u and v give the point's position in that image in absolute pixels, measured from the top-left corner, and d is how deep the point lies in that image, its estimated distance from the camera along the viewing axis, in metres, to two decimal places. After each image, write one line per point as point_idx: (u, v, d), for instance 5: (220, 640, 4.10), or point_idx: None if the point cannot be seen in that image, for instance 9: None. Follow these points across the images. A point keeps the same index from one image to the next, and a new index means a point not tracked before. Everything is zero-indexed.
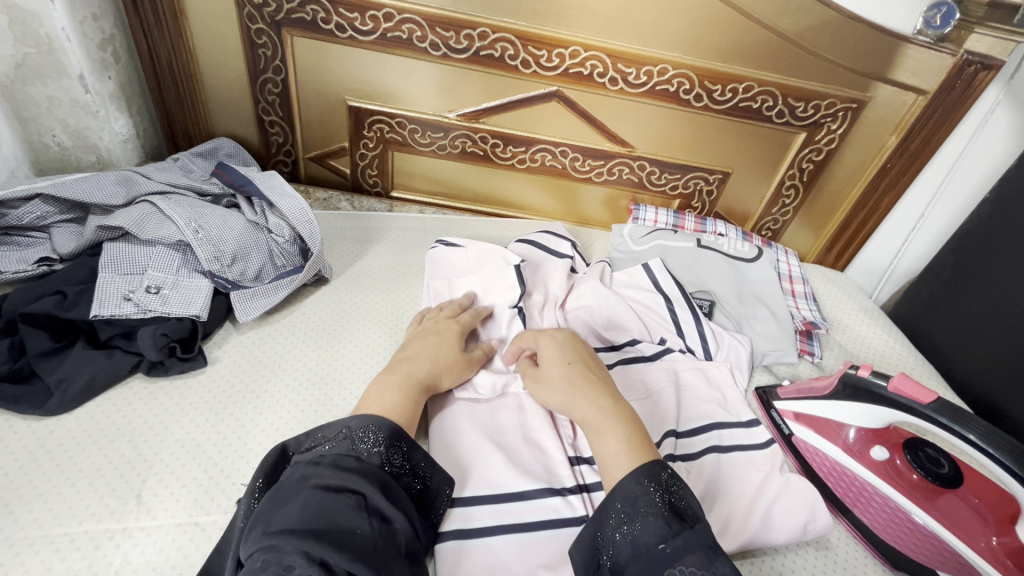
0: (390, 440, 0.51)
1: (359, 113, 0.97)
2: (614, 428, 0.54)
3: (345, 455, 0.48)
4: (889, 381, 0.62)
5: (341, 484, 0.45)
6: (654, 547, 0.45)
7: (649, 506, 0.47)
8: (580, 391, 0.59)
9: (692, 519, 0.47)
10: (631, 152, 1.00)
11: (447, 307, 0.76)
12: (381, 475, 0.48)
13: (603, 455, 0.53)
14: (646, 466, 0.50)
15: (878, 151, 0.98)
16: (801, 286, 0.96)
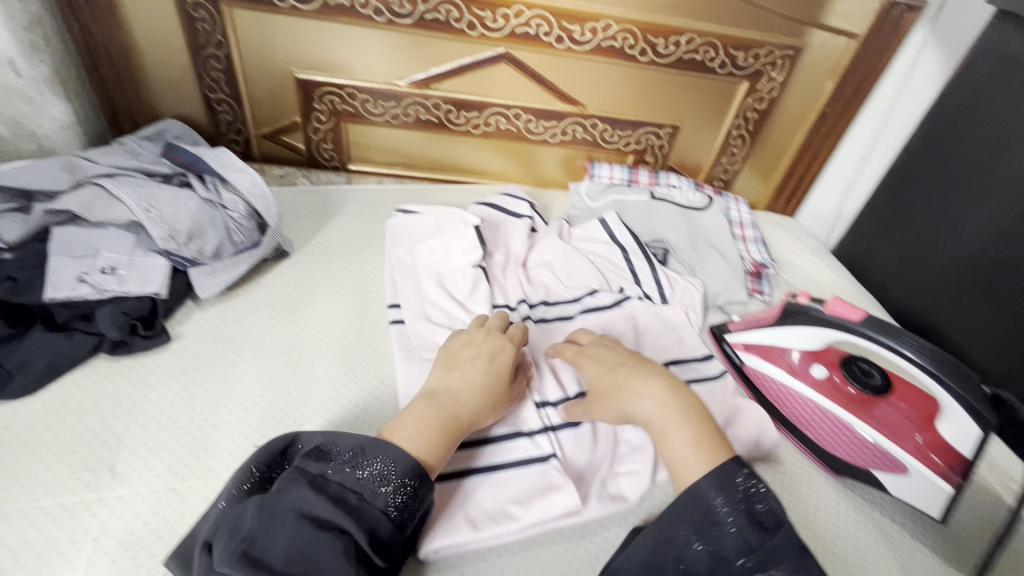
0: (404, 479, 0.49)
1: (308, 85, 0.96)
2: (683, 427, 0.53)
3: (349, 490, 0.47)
4: (825, 304, 0.67)
5: (339, 522, 0.45)
6: (735, 562, 0.44)
7: (720, 518, 0.46)
8: (637, 385, 0.58)
9: (775, 526, 0.45)
10: (582, 111, 1.02)
11: (494, 319, 0.68)
12: (380, 521, 0.47)
13: (673, 457, 0.52)
14: (716, 469, 0.49)
15: (816, 96, 1.03)
16: (752, 231, 1.01)
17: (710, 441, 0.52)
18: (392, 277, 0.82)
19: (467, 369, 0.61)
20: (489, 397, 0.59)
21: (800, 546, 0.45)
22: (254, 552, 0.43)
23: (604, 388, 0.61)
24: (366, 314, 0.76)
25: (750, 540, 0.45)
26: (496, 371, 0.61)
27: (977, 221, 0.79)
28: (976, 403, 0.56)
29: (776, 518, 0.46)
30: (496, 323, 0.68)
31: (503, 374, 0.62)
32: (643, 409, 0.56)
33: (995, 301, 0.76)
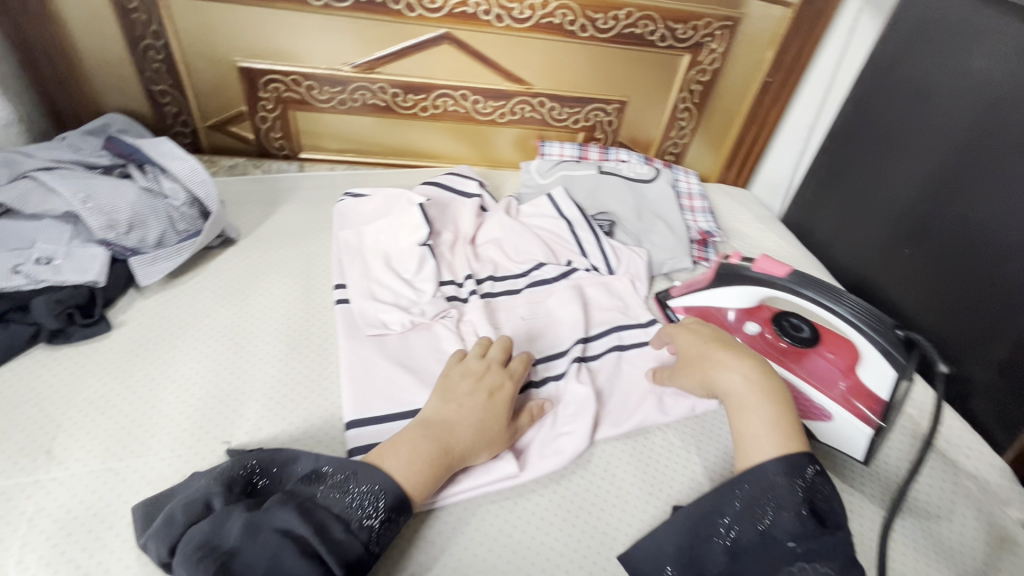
0: (389, 513, 0.49)
1: (251, 74, 0.96)
2: (762, 404, 0.52)
3: (336, 516, 0.48)
4: (754, 262, 0.70)
5: (320, 550, 0.45)
6: (783, 543, 0.45)
7: (784, 500, 0.46)
8: (727, 359, 0.57)
9: (833, 525, 0.45)
10: (529, 89, 1.03)
11: (495, 348, 0.65)
12: (358, 552, 0.47)
13: (745, 430, 0.51)
14: (786, 456, 0.48)
15: (758, 66, 1.05)
16: (700, 201, 1.03)
17: (790, 429, 0.51)
18: (340, 258, 0.82)
19: (464, 404, 0.58)
20: (487, 435, 0.58)
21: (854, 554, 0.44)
22: (231, 567, 0.43)
23: (694, 354, 0.60)
24: (312, 296, 0.77)
25: (788, 516, 0.46)
26: (494, 408, 0.59)
27: (903, 178, 0.81)
28: (887, 343, 0.59)
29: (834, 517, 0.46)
30: (499, 355, 0.64)
31: (501, 412, 0.60)
32: (726, 381, 0.55)
33: (923, 253, 0.78)
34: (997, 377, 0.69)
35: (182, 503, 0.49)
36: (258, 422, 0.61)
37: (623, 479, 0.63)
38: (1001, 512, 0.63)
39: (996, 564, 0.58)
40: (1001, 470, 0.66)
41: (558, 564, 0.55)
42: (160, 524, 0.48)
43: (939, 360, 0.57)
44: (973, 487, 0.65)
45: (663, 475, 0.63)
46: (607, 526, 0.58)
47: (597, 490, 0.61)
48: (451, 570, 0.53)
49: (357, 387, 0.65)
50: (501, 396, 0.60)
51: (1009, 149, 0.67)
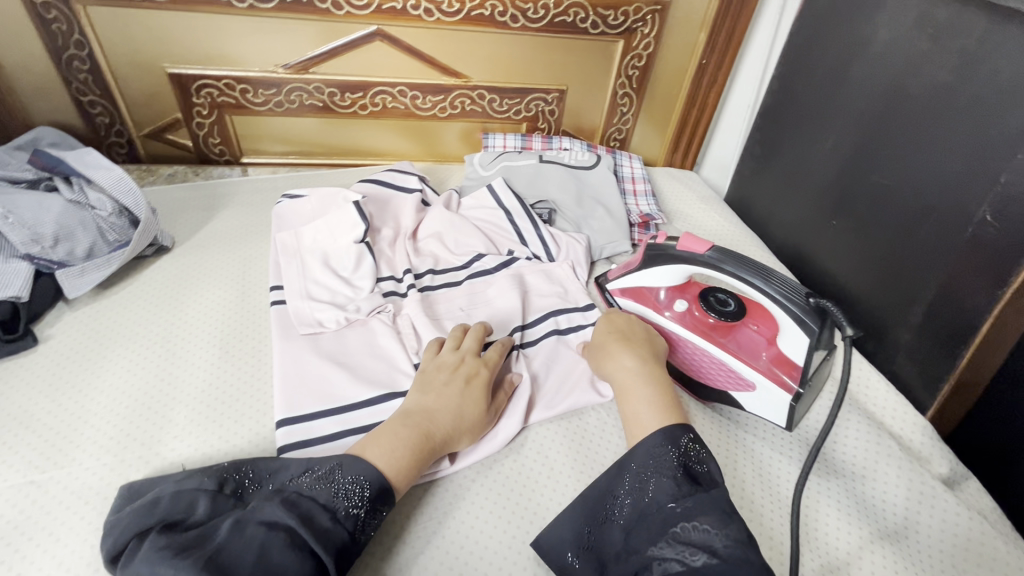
0: (373, 502, 0.50)
1: (181, 80, 0.95)
2: (644, 390, 0.60)
3: (323, 508, 0.48)
4: (678, 241, 0.70)
5: (307, 540, 0.45)
6: (666, 506, 0.49)
7: (664, 466, 0.51)
8: (619, 351, 0.65)
9: (708, 484, 0.50)
10: (466, 82, 1.04)
11: (472, 337, 0.67)
12: (343, 541, 0.47)
13: (630, 412, 0.59)
14: (664, 428, 0.54)
15: (692, 49, 1.06)
16: (643, 185, 1.05)
17: (668, 411, 0.57)
18: (277, 261, 0.82)
19: (442, 392, 0.60)
20: (466, 420, 0.59)
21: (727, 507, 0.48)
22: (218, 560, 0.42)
23: (597, 343, 0.68)
24: (248, 299, 0.77)
25: (667, 481, 0.50)
26: (473, 393, 0.61)
27: (827, 151, 0.83)
28: (800, 310, 0.61)
29: (711, 479, 0.51)
30: (473, 345, 0.66)
31: (479, 397, 0.61)
32: (619, 370, 0.63)
33: (848, 223, 0.80)
34: (917, 338, 0.71)
35: (171, 492, 0.50)
36: (187, 427, 0.61)
37: (555, 460, 0.64)
38: (922, 467, 0.65)
39: (916, 516, 0.61)
40: (924, 428, 0.68)
41: (487, 546, 0.56)
42: (144, 504, 0.49)
43: (846, 325, 0.60)
44: (896, 445, 0.67)
45: (597, 454, 0.65)
46: (539, 505, 0.59)
47: (529, 472, 0.62)
48: (380, 557, 0.54)
49: (289, 386, 0.65)
50: (476, 382, 0.62)
51: (914, 117, 0.69)
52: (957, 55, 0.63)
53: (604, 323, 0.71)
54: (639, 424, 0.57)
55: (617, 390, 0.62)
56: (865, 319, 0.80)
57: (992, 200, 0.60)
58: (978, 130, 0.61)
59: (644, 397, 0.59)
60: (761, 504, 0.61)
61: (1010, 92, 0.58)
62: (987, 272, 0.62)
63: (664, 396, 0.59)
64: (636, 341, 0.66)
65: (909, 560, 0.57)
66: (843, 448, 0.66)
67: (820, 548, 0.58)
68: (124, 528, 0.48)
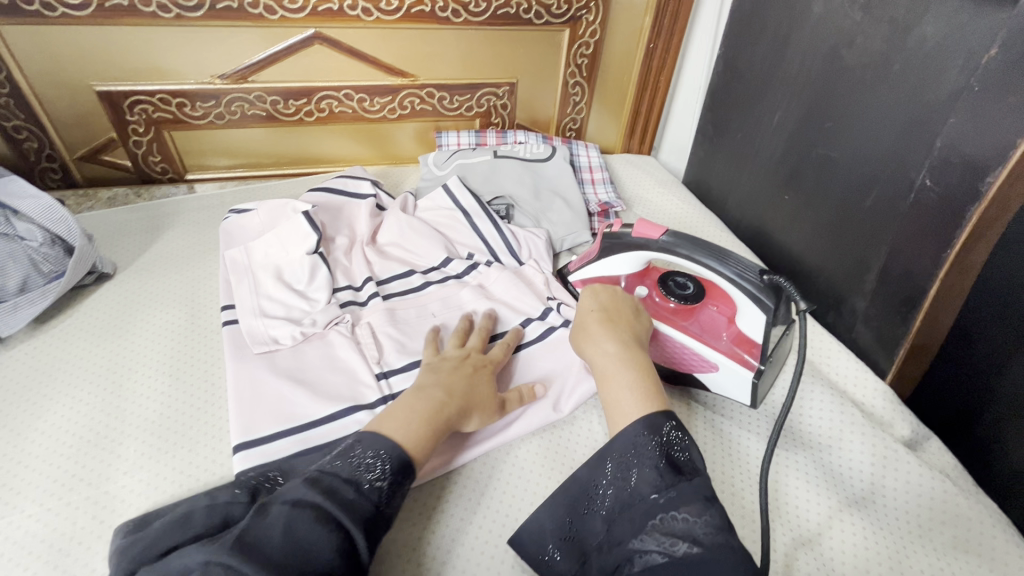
0: (396, 475, 0.48)
1: (112, 97, 0.91)
2: (620, 375, 0.58)
3: (345, 482, 0.46)
4: (633, 227, 0.70)
5: (334, 512, 0.43)
6: (648, 497, 0.49)
7: (645, 456, 0.50)
8: (597, 333, 0.63)
9: (691, 472, 0.49)
10: (413, 81, 1.01)
11: (475, 336, 0.68)
12: (369, 512, 0.45)
13: (610, 398, 0.57)
14: (645, 416, 0.53)
15: (639, 34, 1.06)
16: (600, 173, 1.05)
17: (649, 396, 0.56)
18: (227, 281, 0.78)
19: (452, 375, 0.60)
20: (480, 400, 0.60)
21: (709, 494, 0.48)
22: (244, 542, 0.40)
23: (575, 325, 0.66)
24: (197, 322, 0.74)
25: (649, 471, 0.50)
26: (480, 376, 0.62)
27: (774, 127, 0.84)
28: (755, 288, 0.61)
29: (694, 466, 0.50)
30: (477, 343, 0.67)
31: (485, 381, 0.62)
32: (603, 352, 0.61)
33: (800, 197, 0.81)
34: (872, 305, 0.73)
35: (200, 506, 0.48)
36: (138, 461, 0.58)
37: (523, 461, 0.63)
38: (885, 431, 0.66)
39: (882, 480, 0.62)
40: (884, 393, 0.70)
41: (457, 553, 0.55)
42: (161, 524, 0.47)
43: (800, 299, 0.61)
44: (858, 413, 0.68)
45: (566, 449, 0.65)
46: (511, 505, 0.59)
47: (497, 473, 0.62)
48: None
49: (245, 408, 0.62)
50: (483, 370, 0.63)
51: (854, 88, 0.70)
52: (887, 25, 0.64)
53: (589, 296, 0.69)
54: (622, 411, 0.55)
55: (597, 376, 0.60)
56: (823, 291, 0.81)
57: (930, 164, 0.61)
58: (912, 97, 0.62)
59: (626, 382, 0.57)
60: (731, 483, 0.61)
61: (938, 58, 0.59)
62: (931, 235, 0.63)
63: (645, 379, 0.58)
64: (619, 323, 0.64)
65: (878, 525, 0.58)
66: (808, 421, 0.67)
67: (791, 521, 0.58)
68: (151, 545, 0.45)
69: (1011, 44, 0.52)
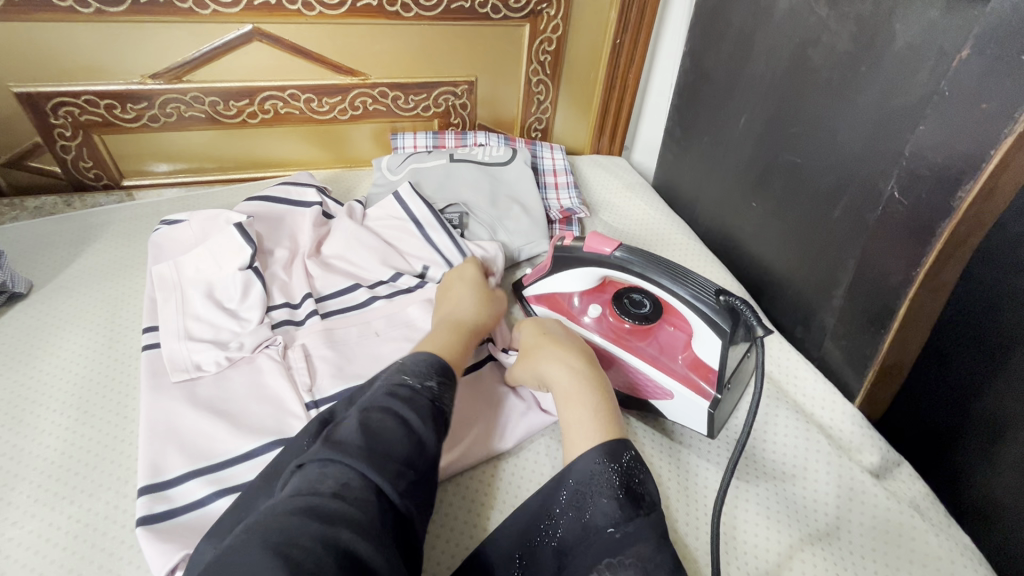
0: (442, 374, 0.53)
1: (32, 99, 0.84)
2: (586, 399, 0.54)
3: (399, 385, 0.51)
4: (585, 241, 0.65)
5: (399, 409, 0.48)
6: (604, 530, 0.44)
7: (602, 486, 0.46)
8: (556, 352, 0.60)
9: (648, 506, 0.46)
10: (364, 80, 0.95)
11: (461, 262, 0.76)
12: (431, 407, 0.50)
13: (571, 421, 0.53)
14: (604, 443, 0.49)
15: (605, 29, 1.00)
16: (565, 176, 0.99)
17: (610, 421, 0.52)
18: (151, 298, 0.72)
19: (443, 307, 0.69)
20: (475, 309, 0.67)
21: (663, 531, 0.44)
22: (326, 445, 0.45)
23: (529, 347, 0.62)
24: (115, 346, 0.68)
25: (607, 502, 0.45)
26: (477, 293, 0.69)
27: (742, 129, 0.79)
28: (710, 310, 0.56)
29: (651, 499, 0.46)
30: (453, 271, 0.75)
31: (487, 299, 0.70)
32: (556, 376, 0.57)
33: (768, 204, 0.77)
34: (840, 321, 0.68)
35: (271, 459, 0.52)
36: (30, 508, 0.53)
37: (460, 497, 0.58)
38: (852, 458, 0.62)
39: (848, 514, 0.57)
40: (853, 415, 0.66)
41: None
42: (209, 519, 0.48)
43: (758, 325, 0.54)
44: (825, 439, 0.64)
45: (510, 483, 0.59)
46: (450, 546, 0.54)
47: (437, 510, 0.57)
48: None
49: (156, 445, 0.57)
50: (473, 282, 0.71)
51: (820, 90, 0.65)
52: (855, 21, 0.59)
53: (530, 326, 0.66)
54: (575, 438, 0.52)
55: (558, 398, 0.56)
56: (792, 304, 0.76)
57: (899, 174, 0.57)
58: (880, 100, 0.57)
59: (591, 402, 0.54)
60: (685, 517, 0.57)
61: (907, 59, 0.54)
62: (900, 251, 0.58)
63: (609, 403, 0.55)
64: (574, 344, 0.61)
65: (842, 564, 0.53)
66: (772, 448, 0.63)
67: (747, 561, 0.54)
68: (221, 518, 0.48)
69: (984, 44, 0.47)
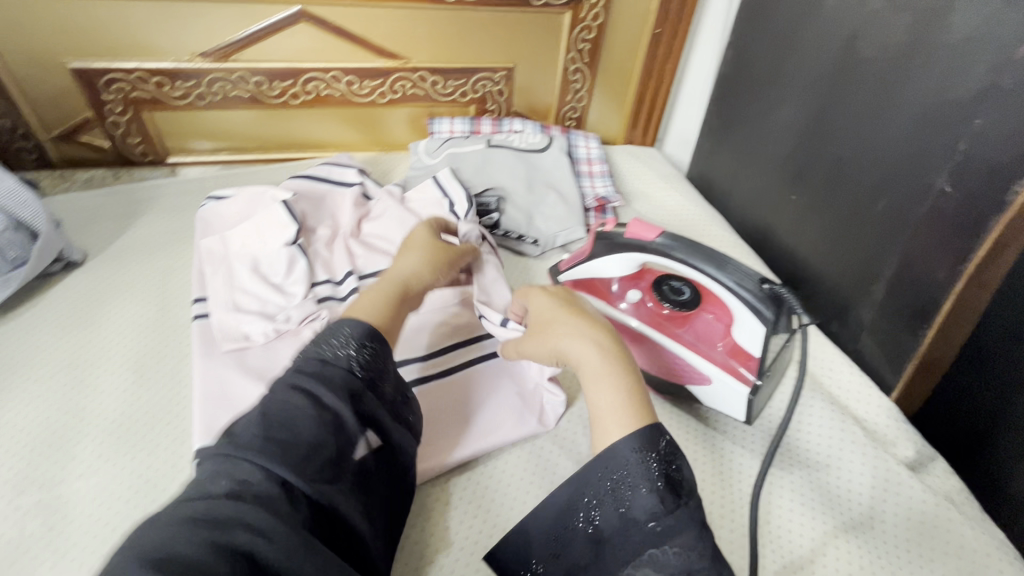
0: (363, 341, 0.49)
1: (87, 74, 0.87)
2: (615, 378, 0.50)
3: (312, 358, 0.47)
4: (627, 228, 0.66)
5: (310, 388, 0.44)
6: (643, 524, 0.43)
7: (641, 478, 0.44)
8: (579, 327, 0.54)
9: (687, 495, 0.44)
10: (405, 64, 0.96)
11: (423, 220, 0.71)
12: (347, 380, 0.46)
13: (601, 406, 0.49)
14: (639, 430, 0.46)
15: (644, 19, 1.00)
16: (600, 165, 0.99)
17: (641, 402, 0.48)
18: (201, 270, 0.75)
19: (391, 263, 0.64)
20: (422, 266, 0.62)
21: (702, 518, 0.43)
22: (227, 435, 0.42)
23: (546, 320, 0.57)
24: (166, 314, 0.70)
25: (646, 493, 0.43)
26: (428, 249, 0.64)
27: (784, 120, 0.79)
28: (753, 297, 0.57)
29: (686, 485, 0.44)
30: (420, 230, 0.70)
31: (443, 260, 0.64)
32: (581, 352, 0.52)
33: (807, 198, 0.77)
34: (879, 317, 0.68)
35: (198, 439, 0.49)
36: (94, 463, 0.55)
37: (499, 473, 0.60)
38: (887, 451, 0.63)
39: (882, 504, 0.58)
40: (888, 409, 0.66)
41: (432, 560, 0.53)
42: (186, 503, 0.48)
43: (802, 312, 0.56)
44: (860, 430, 0.64)
45: (546, 461, 0.61)
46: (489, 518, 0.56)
47: (478, 482, 0.59)
48: None
49: (212, 409, 0.59)
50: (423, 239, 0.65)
51: (870, 82, 0.65)
52: (911, 13, 0.59)
53: (543, 296, 0.60)
54: (605, 424, 0.48)
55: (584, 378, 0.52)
56: (828, 297, 0.76)
57: (951, 169, 0.57)
58: (934, 93, 0.57)
59: (617, 384, 0.49)
60: (719, 502, 0.58)
61: (966, 54, 0.54)
62: (947, 246, 0.58)
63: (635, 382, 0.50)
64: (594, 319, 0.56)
65: (876, 552, 0.54)
66: (806, 438, 0.64)
67: (782, 546, 0.55)
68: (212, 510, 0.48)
69: None
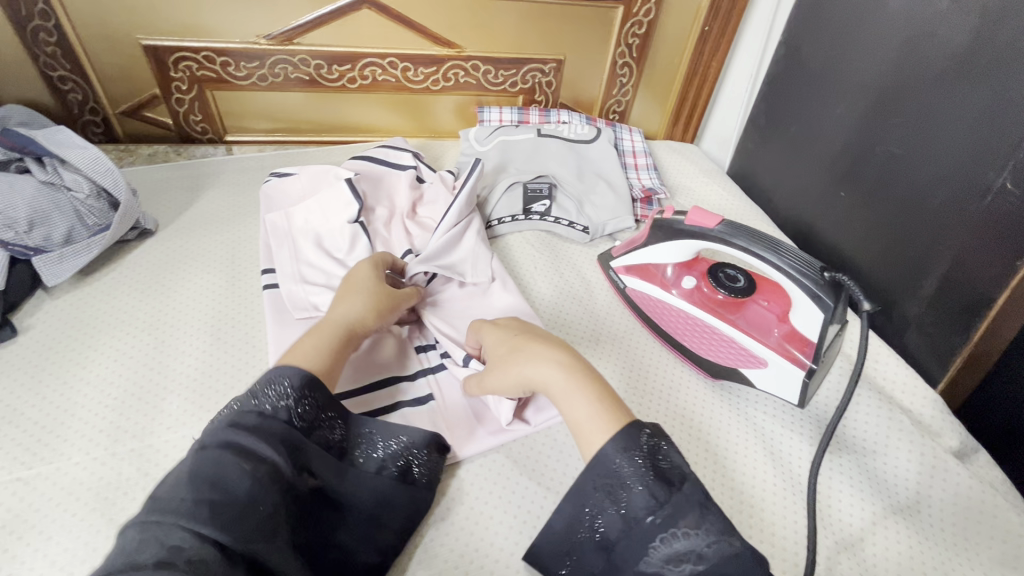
0: (300, 391, 0.48)
1: (158, 52, 0.90)
2: (581, 388, 0.51)
3: (247, 413, 0.46)
4: (686, 215, 0.68)
5: (246, 443, 0.43)
6: (642, 519, 0.43)
7: (631, 477, 0.43)
8: (533, 355, 0.55)
9: (680, 480, 0.44)
10: (459, 52, 0.99)
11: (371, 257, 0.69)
12: (284, 432, 0.45)
13: (577, 418, 0.49)
14: (619, 432, 0.45)
15: (694, 16, 1.02)
16: (644, 158, 1.02)
17: (611, 404, 0.49)
18: (268, 243, 0.78)
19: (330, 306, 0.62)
20: (361, 313, 0.60)
21: (703, 498, 0.43)
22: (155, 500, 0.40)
23: (501, 354, 0.58)
24: (236, 284, 0.73)
25: (642, 491, 0.43)
26: (366, 294, 0.62)
27: (837, 118, 0.81)
28: (813, 285, 0.59)
29: (680, 472, 0.44)
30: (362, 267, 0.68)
31: (383, 308, 0.63)
32: (540, 375, 0.53)
33: (856, 194, 0.78)
34: (928, 311, 0.70)
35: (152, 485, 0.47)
36: (180, 417, 0.58)
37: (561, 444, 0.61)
38: (933, 441, 0.64)
39: (927, 490, 0.60)
40: (934, 401, 0.68)
41: (501, 522, 0.54)
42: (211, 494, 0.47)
43: (863, 299, 0.57)
44: (907, 419, 0.66)
45: None
46: (553, 485, 0.58)
47: (539, 452, 0.61)
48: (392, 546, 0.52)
49: None
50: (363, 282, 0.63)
51: (930, 82, 0.66)
52: (977, 15, 0.60)
53: (493, 332, 0.62)
54: (588, 435, 0.47)
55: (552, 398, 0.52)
56: (875, 292, 0.78)
57: (1013, 166, 0.58)
58: (1000, 93, 0.59)
59: (584, 398, 0.50)
60: (771, 486, 0.60)
61: None
62: (1006, 241, 0.60)
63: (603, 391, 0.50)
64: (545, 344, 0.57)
65: (923, 535, 0.56)
66: (853, 427, 0.65)
67: (833, 526, 0.57)
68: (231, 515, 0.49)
69: None
